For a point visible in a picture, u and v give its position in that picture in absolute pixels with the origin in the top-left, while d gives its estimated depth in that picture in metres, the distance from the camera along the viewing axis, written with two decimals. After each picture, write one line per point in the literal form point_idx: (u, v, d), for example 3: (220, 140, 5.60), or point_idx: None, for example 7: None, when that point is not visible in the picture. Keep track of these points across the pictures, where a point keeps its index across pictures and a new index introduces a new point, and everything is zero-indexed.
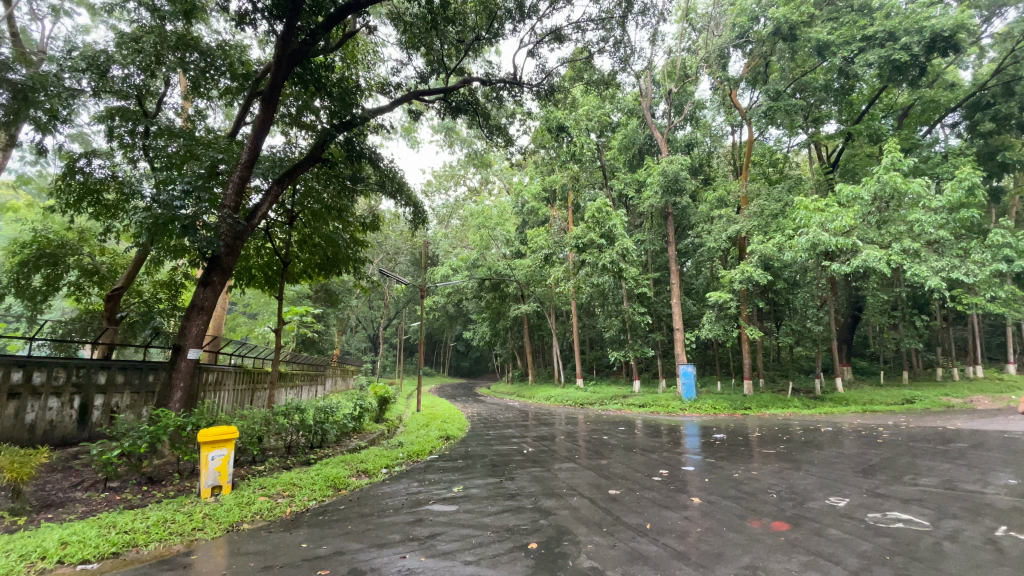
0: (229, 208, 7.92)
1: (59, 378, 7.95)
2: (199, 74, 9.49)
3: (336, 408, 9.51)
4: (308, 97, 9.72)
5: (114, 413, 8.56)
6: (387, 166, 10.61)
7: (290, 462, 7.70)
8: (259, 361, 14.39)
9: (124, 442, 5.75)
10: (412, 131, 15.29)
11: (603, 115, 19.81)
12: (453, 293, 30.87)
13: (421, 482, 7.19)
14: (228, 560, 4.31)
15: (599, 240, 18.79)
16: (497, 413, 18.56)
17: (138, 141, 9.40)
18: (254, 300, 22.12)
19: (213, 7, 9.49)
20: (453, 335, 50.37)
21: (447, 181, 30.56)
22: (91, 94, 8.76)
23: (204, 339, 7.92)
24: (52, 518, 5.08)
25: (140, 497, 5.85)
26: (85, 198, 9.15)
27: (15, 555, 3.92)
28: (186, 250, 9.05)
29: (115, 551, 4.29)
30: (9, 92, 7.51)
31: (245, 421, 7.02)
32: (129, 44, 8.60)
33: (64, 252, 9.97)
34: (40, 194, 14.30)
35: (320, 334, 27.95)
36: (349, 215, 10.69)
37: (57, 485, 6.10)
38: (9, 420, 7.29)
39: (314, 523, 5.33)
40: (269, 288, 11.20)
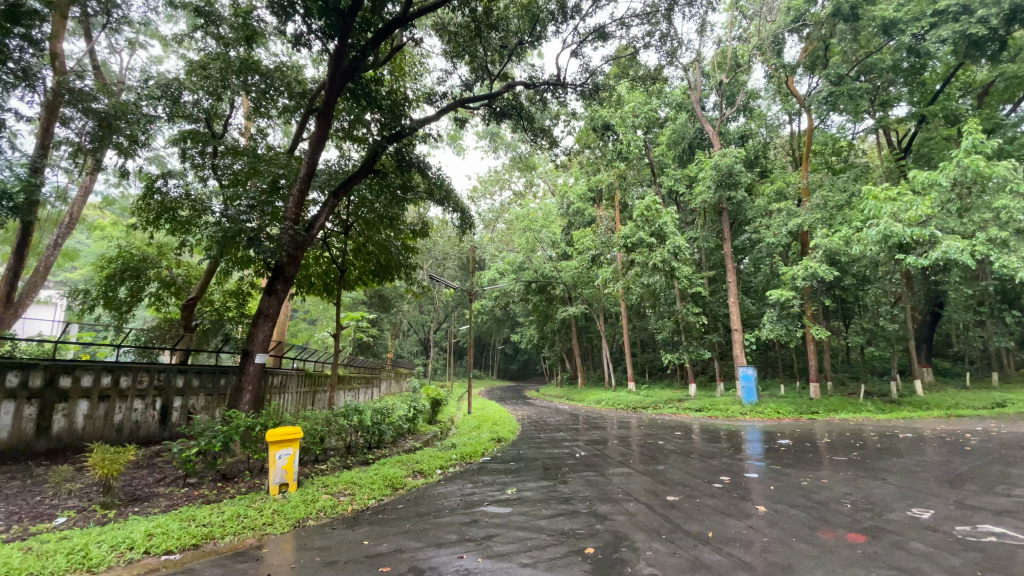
0: (290, 220, 8.34)
1: (143, 382, 8.65)
2: (260, 95, 10.11)
3: (392, 409, 9.79)
4: (359, 111, 10.09)
5: (190, 414, 9.22)
6: (436, 174, 10.79)
7: (350, 462, 8.00)
8: (319, 365, 15.02)
9: (200, 441, 6.17)
10: (457, 138, 15.55)
11: (650, 111, 19.36)
12: (501, 297, 31.06)
13: (475, 484, 7.27)
14: (296, 555, 4.50)
15: (649, 239, 18.36)
16: (549, 416, 18.49)
17: (207, 161, 10.13)
18: (313, 307, 23.22)
19: (271, 31, 10.06)
20: (501, 338, 50.68)
21: (492, 186, 30.84)
22: (166, 119, 9.55)
23: (270, 344, 8.34)
24: (139, 511, 5.52)
25: (215, 492, 6.25)
26: (163, 216, 9.92)
27: (107, 546, 4.29)
28: (251, 261, 9.62)
29: (195, 543, 4.60)
30: (97, 120, 8.26)
31: (308, 422, 7.35)
32: (198, 71, 9.27)
33: (145, 265, 10.86)
34: (123, 212, 15.63)
35: (375, 339, 28.94)
36: (400, 224, 10.95)
37: (143, 481, 6.62)
38: (101, 420, 8.01)
39: (374, 521, 5.50)
40: (328, 295, 11.71)
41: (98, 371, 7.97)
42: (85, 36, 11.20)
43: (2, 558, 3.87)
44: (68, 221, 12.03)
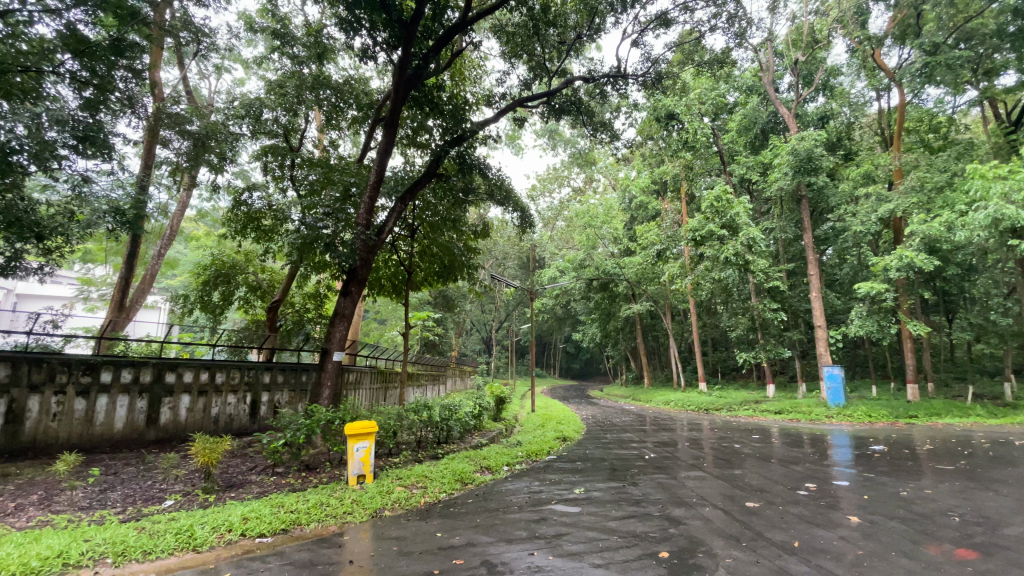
0: (362, 225, 8.77)
1: (236, 378, 9.44)
2: (332, 108, 10.74)
3: (459, 406, 10.01)
4: (422, 117, 10.45)
5: (276, 408, 9.96)
6: (496, 175, 10.89)
7: (421, 455, 8.29)
8: (390, 363, 15.67)
9: (286, 433, 6.66)
10: (515, 138, 15.61)
11: (718, 97, 18.48)
12: (562, 295, 30.84)
13: (542, 481, 7.29)
14: (374, 544, 4.72)
15: (720, 232, 17.52)
16: (614, 416, 18.13)
17: (286, 173, 10.88)
18: (383, 308, 24.26)
19: (341, 47, 10.63)
20: (563, 337, 50.34)
21: (552, 184, 30.74)
22: (250, 136, 10.36)
23: (346, 342, 8.80)
24: (235, 496, 6.03)
25: (300, 481, 6.70)
26: (249, 225, 10.76)
27: (209, 527, 4.72)
28: (328, 265, 10.20)
29: (284, 528, 4.96)
30: (192, 141, 9.10)
31: (381, 417, 7.69)
32: (276, 90, 9.96)
33: (235, 271, 11.85)
34: (215, 223, 17.11)
35: (440, 338, 29.73)
36: (462, 226, 11.20)
37: (238, 468, 7.23)
38: (200, 413, 8.85)
39: (445, 515, 5.65)
40: (396, 296, 12.18)
41: (197, 368, 8.81)
42: (179, 65, 12.36)
43: (123, 536, 4.38)
44: (168, 233, 13.28)
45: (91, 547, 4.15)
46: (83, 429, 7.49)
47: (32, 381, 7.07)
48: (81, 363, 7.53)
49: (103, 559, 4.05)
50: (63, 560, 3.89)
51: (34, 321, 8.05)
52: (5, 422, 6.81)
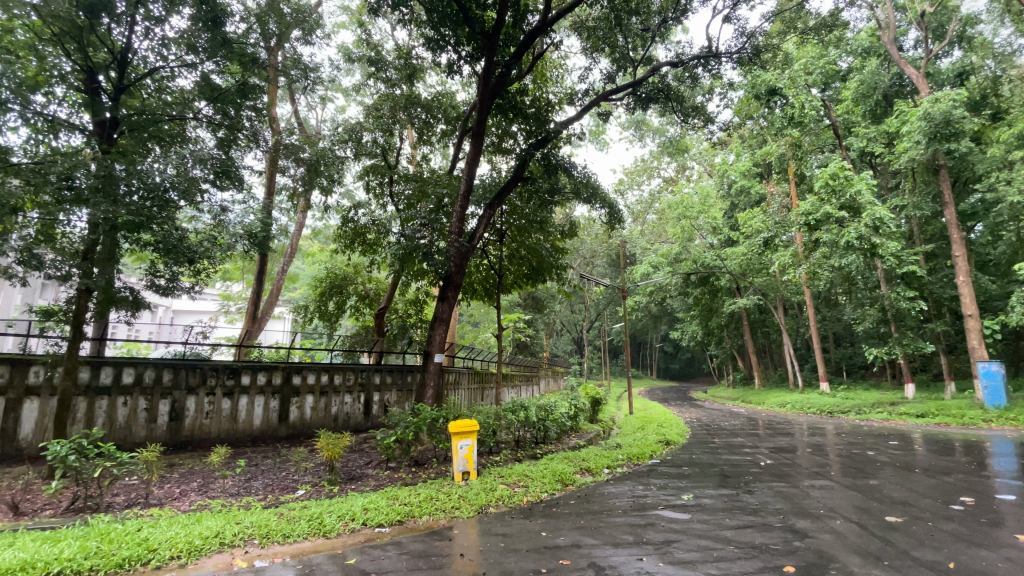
0: (455, 233, 9.14)
1: (351, 380, 10.28)
2: (422, 124, 11.35)
3: (555, 407, 10.03)
4: (507, 123, 10.67)
5: (387, 408, 10.68)
6: (582, 173, 10.74)
7: (520, 455, 8.43)
8: (486, 364, 16.18)
9: (397, 430, 7.15)
10: (600, 133, 15.27)
11: (827, 64, 16.73)
12: (656, 291, 28.46)
13: (647, 486, 7.04)
14: (481, 539, 4.89)
15: (838, 214, 15.74)
16: (721, 419, 17.04)
17: (385, 189, 11.68)
18: (477, 310, 25.09)
19: (428, 65, 11.20)
20: (659, 335, 48.33)
21: (640, 177, 29.71)
22: (353, 158, 11.27)
23: (446, 345, 9.22)
24: (356, 488, 6.57)
25: (411, 476, 7.13)
26: (356, 240, 11.68)
27: (336, 515, 5.19)
28: (425, 273, 10.76)
29: (399, 519, 5.30)
30: (306, 167, 10.01)
31: (481, 416, 7.95)
32: (374, 113, 10.78)
33: (346, 282, 12.98)
34: (327, 240, 18.85)
35: (532, 339, 30.05)
36: (550, 227, 11.22)
37: (356, 463, 7.86)
38: (322, 411, 9.80)
39: (548, 515, 5.70)
40: (489, 300, 12.51)
41: (318, 371, 9.74)
42: (291, 100, 13.78)
43: (265, 521, 4.97)
44: (290, 252, 14.84)
45: (242, 529, 4.77)
46: (229, 426, 8.65)
47: (190, 384, 8.29)
48: (226, 368, 8.68)
49: (252, 540, 4.63)
50: (220, 540, 4.52)
51: (189, 332, 9.40)
52: (170, 420, 8.04)
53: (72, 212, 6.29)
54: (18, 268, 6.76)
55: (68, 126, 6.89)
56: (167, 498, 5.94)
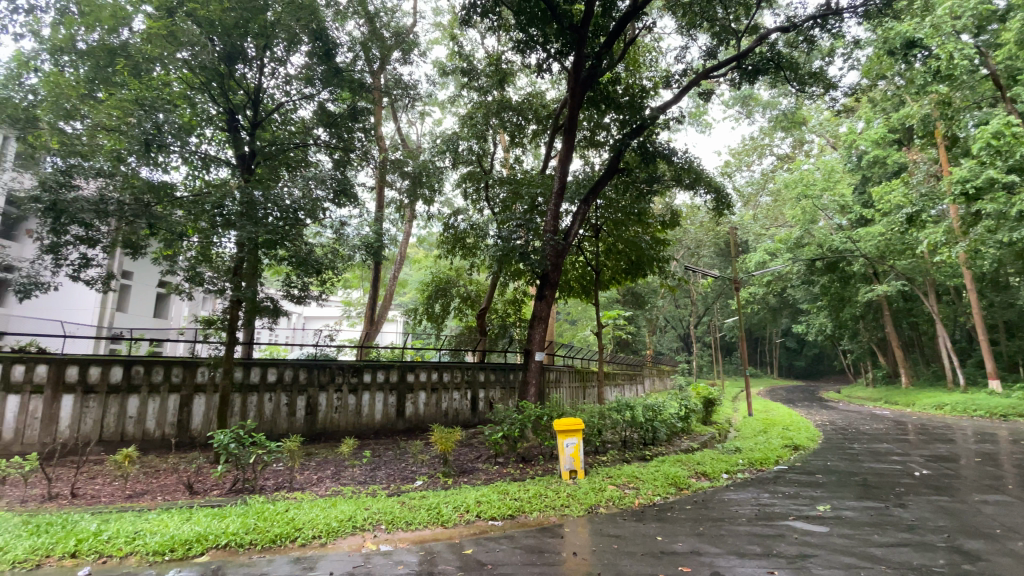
0: (550, 232, 9.13)
1: (458, 377, 10.73)
2: (514, 127, 11.52)
3: (663, 407, 9.57)
4: (599, 115, 10.44)
5: (492, 404, 10.99)
6: (683, 158, 10.10)
7: (629, 456, 8.17)
8: (587, 362, 15.99)
9: (503, 426, 7.34)
10: (702, 114, 14.30)
11: (983, 3, 14.15)
12: (774, 281, 26.26)
13: (773, 494, 6.43)
14: (593, 539, 4.81)
15: (1007, 178, 13.13)
16: (859, 423, 15.07)
17: (481, 194, 12.03)
18: (575, 308, 24.90)
19: (518, 68, 11.32)
20: (778, 329, 44.11)
21: (749, 157, 27.39)
22: (452, 167, 11.79)
23: (546, 343, 9.24)
24: (468, 481, 6.84)
25: (519, 471, 7.25)
26: (456, 245, 12.17)
27: (451, 506, 5.43)
28: (522, 273, 10.90)
29: (511, 514, 5.41)
30: (410, 180, 10.49)
31: (586, 415, 7.85)
32: (469, 121, 11.18)
33: (449, 286, 13.59)
34: (430, 246, 19.90)
35: (634, 336, 29.15)
36: (649, 218, 10.74)
37: (467, 456, 8.18)
38: (433, 407, 10.36)
39: (663, 519, 5.45)
40: (586, 297, 12.32)
41: (428, 369, 10.31)
42: (395, 118, 14.77)
43: (390, 508, 5.36)
44: (399, 259, 15.90)
45: (370, 514, 5.19)
46: (354, 419, 9.49)
47: (321, 382, 9.24)
48: (351, 367, 9.55)
49: (379, 525, 5.02)
50: (352, 523, 4.95)
51: (319, 336, 10.48)
52: (306, 414, 9.04)
53: (224, 235, 7.32)
54: (185, 285, 7.99)
55: (217, 161, 8.05)
56: (307, 483, 6.67)
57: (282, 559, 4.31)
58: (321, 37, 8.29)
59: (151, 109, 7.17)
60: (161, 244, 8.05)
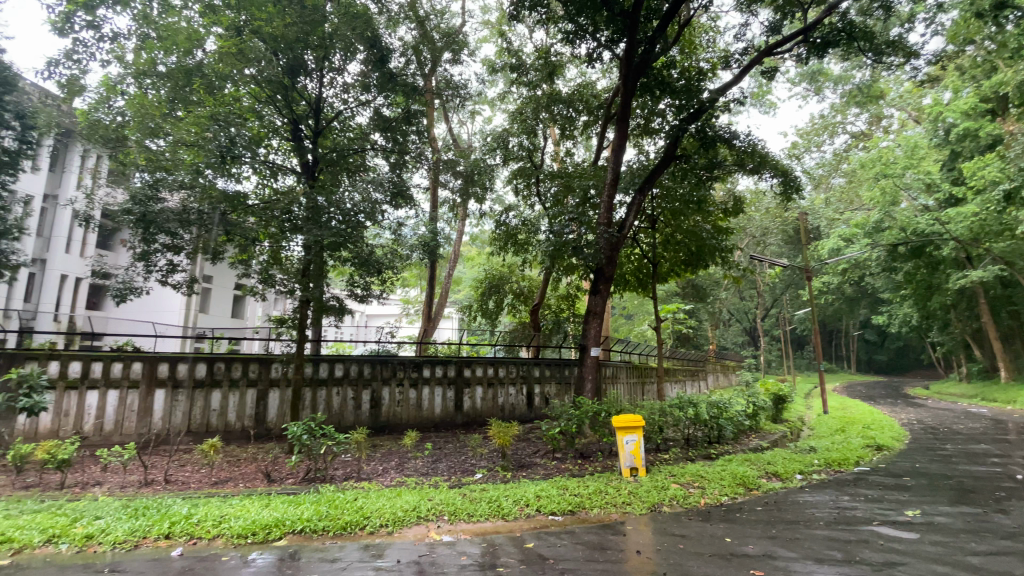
0: (604, 224, 8.95)
1: (513, 372, 10.79)
2: (565, 120, 11.38)
3: (729, 404, 9.15)
4: (653, 102, 10.11)
5: (548, 399, 10.97)
6: (746, 141, 9.58)
7: (693, 454, 7.89)
8: (645, 357, 15.59)
9: (561, 422, 7.29)
10: (765, 94, 13.51)
11: None
12: (850, 269, 24.42)
13: (854, 497, 5.98)
14: (657, 538, 4.68)
15: None
16: (954, 421, 13.73)
17: (532, 189, 11.98)
18: (631, 302, 24.33)
19: (568, 60, 11.18)
20: (855, 321, 41.01)
21: (818, 137, 25.57)
22: (502, 164, 11.84)
23: (602, 338, 9.09)
24: (527, 475, 6.86)
25: (578, 468, 7.19)
26: (508, 242, 12.18)
27: (511, 500, 5.47)
28: (576, 267, 10.78)
29: (572, 509, 5.37)
30: (462, 179, 10.47)
31: (646, 411, 7.65)
32: (519, 117, 11.18)
33: (503, 282, 13.68)
34: (483, 244, 20.12)
35: (695, 330, 28.06)
36: (709, 206, 10.28)
37: (525, 451, 8.20)
38: (490, 401, 10.48)
39: (731, 520, 5.21)
40: (643, 291, 12.01)
41: (484, 364, 10.43)
42: (446, 118, 15.02)
43: (452, 500, 5.48)
44: (453, 257, 16.16)
45: (433, 505, 5.32)
46: (416, 413, 9.78)
47: (383, 377, 9.58)
48: (411, 363, 9.84)
49: (442, 516, 5.14)
50: (417, 513, 5.11)
51: (380, 333, 10.87)
52: (370, 408, 9.42)
53: (291, 239, 7.77)
54: (258, 287, 8.53)
55: (284, 170, 8.53)
56: (374, 474, 6.95)
57: (353, 545, 4.51)
58: (376, 44, 8.58)
59: (225, 123, 7.65)
60: (235, 249, 8.63)
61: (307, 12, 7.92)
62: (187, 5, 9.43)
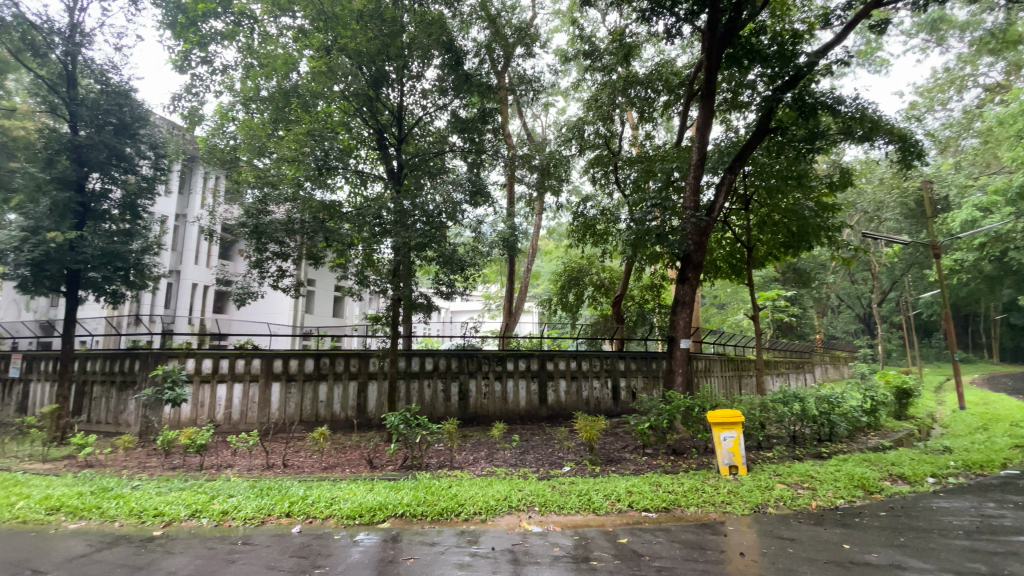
0: (691, 208, 8.50)
1: (597, 366, 10.64)
2: (643, 103, 10.94)
3: (842, 398, 8.29)
4: (741, 74, 9.41)
5: (635, 393, 10.67)
6: (853, 105, 8.58)
7: (800, 452, 7.26)
8: (740, 348, 14.61)
9: (650, 416, 7.05)
10: (874, 50, 12.00)
11: None
12: (988, 243, 21.07)
13: (1003, 504, 5.17)
14: (761, 540, 4.38)
15: None
16: None
17: (611, 178, 11.69)
18: (723, 291, 22.92)
19: (644, 39, 10.71)
20: (997, 303, 35.34)
21: (942, 95, 22.21)
22: (579, 154, 11.65)
23: (691, 329, 8.67)
24: (617, 470, 6.73)
25: (671, 464, 6.92)
26: (587, 233, 11.98)
27: (602, 494, 5.39)
28: (660, 255, 10.35)
29: (666, 507, 5.18)
30: (538, 173, 10.36)
31: (745, 407, 7.17)
32: (594, 104, 10.92)
33: (583, 275, 13.49)
34: (561, 237, 19.98)
35: (797, 319, 25.75)
36: (811, 181, 9.37)
37: (614, 446, 8.04)
38: (575, 395, 10.41)
39: (848, 524, 4.73)
40: (737, 277, 11.27)
41: (567, 357, 10.39)
42: (520, 113, 15.06)
43: (542, 491, 5.52)
44: (532, 252, 16.17)
45: (523, 496, 5.40)
46: (501, 405, 9.98)
47: (470, 370, 9.89)
48: (495, 357, 10.06)
49: (533, 507, 5.20)
50: (508, 503, 5.21)
51: (464, 328, 11.21)
52: (459, 400, 9.76)
53: (381, 242, 8.25)
54: (355, 287, 9.15)
55: (373, 177, 9.08)
56: (466, 463, 7.21)
57: (449, 531, 4.71)
58: (451, 48, 8.75)
59: (319, 138, 8.31)
60: (333, 254, 9.33)
61: (387, 25, 8.32)
62: (282, 32, 10.31)
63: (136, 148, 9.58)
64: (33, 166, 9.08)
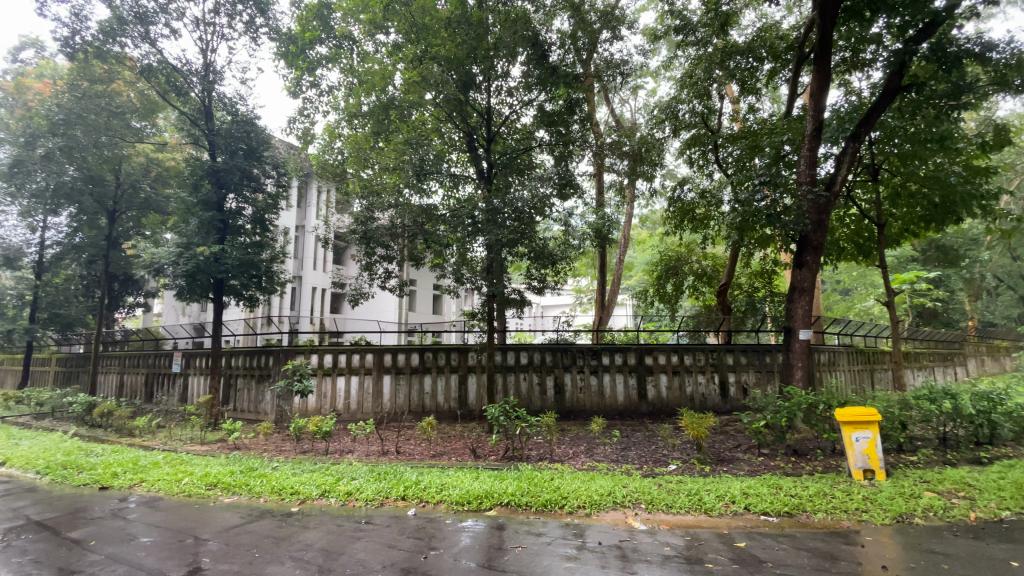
0: (806, 185, 7.71)
1: (701, 359, 10.09)
2: (744, 74, 10.09)
3: (1008, 395, 7.03)
4: (861, 28, 8.32)
5: (745, 389, 9.95)
6: (1010, 48, 7.18)
7: (953, 457, 6.30)
8: (871, 338, 12.97)
9: (766, 414, 6.52)
10: None
11: None
12: None
13: None
14: (906, 553, 3.87)
15: None
16: None
17: (711, 158, 10.96)
18: (845, 274, 20.49)
19: (742, 5, 9.87)
20: None
21: None
22: (672, 135, 11.06)
23: (811, 319, 7.87)
24: (729, 470, 6.33)
25: (792, 466, 6.35)
26: (685, 218, 11.40)
27: (714, 495, 5.09)
28: (770, 238, 9.53)
29: (788, 511, 4.77)
30: (630, 159, 10.01)
31: (880, 405, 6.37)
32: (688, 82, 10.29)
33: (681, 263, 12.82)
34: (655, 224, 19.14)
35: (942, 304, 22.24)
36: (957, 143, 8.07)
37: (724, 444, 7.57)
38: (677, 390, 9.97)
39: (1020, 541, 4.03)
40: (864, 258, 10.06)
41: (667, 351, 9.99)
42: (607, 100, 14.64)
43: (647, 488, 5.36)
44: (625, 241, 15.67)
45: (628, 492, 5.29)
46: (599, 400, 9.85)
47: (566, 364, 9.88)
48: (591, 351, 9.96)
49: (639, 504, 5.06)
50: (613, 498, 5.13)
51: (558, 322, 11.21)
52: (556, 394, 9.81)
53: (476, 241, 8.52)
54: (453, 285, 9.54)
55: (466, 179, 9.39)
56: (566, 456, 7.22)
57: (554, 522, 4.75)
58: (536, 42, 8.71)
59: (415, 145, 8.75)
60: (432, 255, 9.79)
61: (473, 28, 8.53)
62: (378, 48, 11.00)
63: (262, 169, 10.80)
64: (184, 191, 10.61)
